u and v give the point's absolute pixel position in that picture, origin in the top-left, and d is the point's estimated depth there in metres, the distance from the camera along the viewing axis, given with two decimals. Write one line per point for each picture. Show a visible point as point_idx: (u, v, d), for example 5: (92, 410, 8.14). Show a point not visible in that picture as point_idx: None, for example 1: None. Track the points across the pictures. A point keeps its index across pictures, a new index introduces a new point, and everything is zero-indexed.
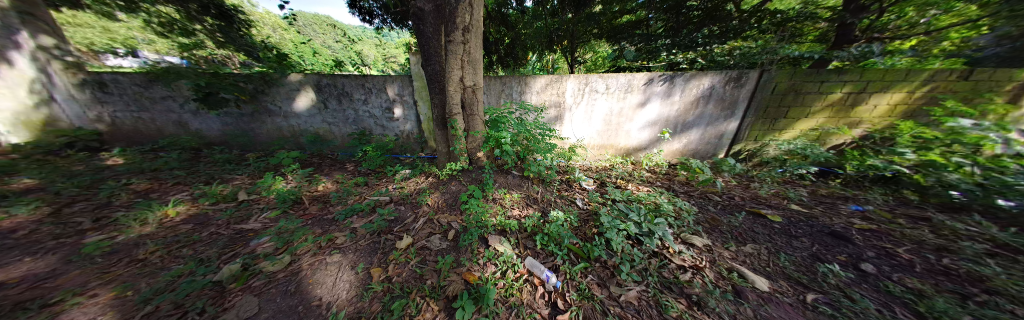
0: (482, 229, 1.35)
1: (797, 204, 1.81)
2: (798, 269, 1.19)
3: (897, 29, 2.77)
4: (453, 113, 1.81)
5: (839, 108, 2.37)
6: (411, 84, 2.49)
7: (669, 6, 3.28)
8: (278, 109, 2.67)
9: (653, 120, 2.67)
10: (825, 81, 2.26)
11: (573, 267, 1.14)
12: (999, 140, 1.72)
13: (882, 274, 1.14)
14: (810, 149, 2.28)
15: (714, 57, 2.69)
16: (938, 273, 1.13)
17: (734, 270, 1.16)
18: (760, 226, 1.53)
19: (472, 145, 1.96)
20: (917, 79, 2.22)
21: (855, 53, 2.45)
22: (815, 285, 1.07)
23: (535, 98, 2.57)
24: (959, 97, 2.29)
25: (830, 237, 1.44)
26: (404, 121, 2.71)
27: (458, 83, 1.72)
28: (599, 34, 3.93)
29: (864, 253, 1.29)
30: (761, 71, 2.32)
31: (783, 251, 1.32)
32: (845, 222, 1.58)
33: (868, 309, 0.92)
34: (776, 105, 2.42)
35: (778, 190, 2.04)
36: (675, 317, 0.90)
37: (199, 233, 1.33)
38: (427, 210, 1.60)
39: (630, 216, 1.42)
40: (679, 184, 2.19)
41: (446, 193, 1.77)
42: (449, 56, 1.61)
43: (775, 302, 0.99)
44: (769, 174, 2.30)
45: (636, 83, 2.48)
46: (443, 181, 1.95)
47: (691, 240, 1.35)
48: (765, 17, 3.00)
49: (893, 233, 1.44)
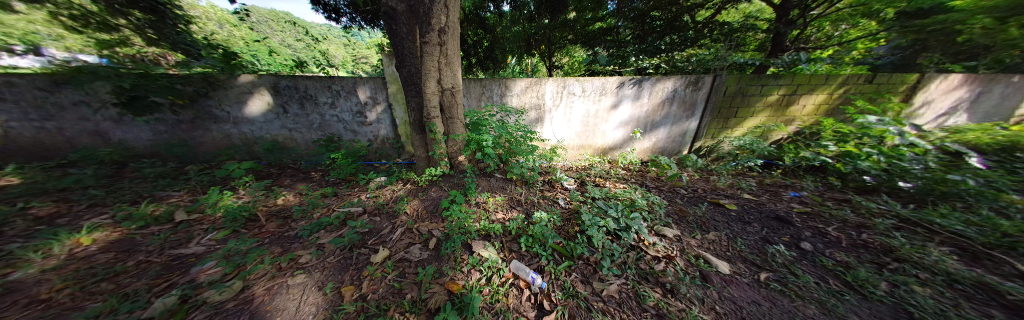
0: (464, 235, 1.32)
1: (748, 193, 2.02)
2: (752, 251, 1.32)
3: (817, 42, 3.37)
4: (431, 116, 1.76)
5: (777, 108, 2.72)
6: (385, 89, 2.39)
7: (635, 15, 3.58)
8: (227, 115, 2.38)
9: (625, 120, 2.84)
10: (766, 84, 2.58)
11: (557, 266, 1.15)
12: (896, 132, 2.08)
13: (817, 250, 1.31)
14: (755, 144, 2.57)
15: (676, 63, 2.95)
16: (859, 247, 1.33)
17: (700, 256, 1.26)
18: (719, 214, 1.69)
19: (453, 148, 1.93)
20: (835, 82, 2.62)
21: (787, 61, 2.84)
22: (766, 264, 1.21)
23: (516, 101, 2.60)
24: (867, 97, 2.75)
25: (776, 221, 1.62)
26: (377, 126, 2.58)
27: (436, 85, 1.68)
28: (574, 39, 4.11)
29: (803, 233, 1.48)
30: (715, 75, 2.59)
31: (740, 236, 1.46)
32: (787, 207, 1.80)
33: (808, 283, 1.07)
34: (728, 106, 2.71)
35: (733, 181, 2.27)
36: (652, 306, 0.95)
37: (124, 263, 1.12)
38: (404, 220, 1.52)
39: (609, 213, 1.48)
40: (651, 180, 2.33)
41: (424, 200, 1.71)
42: (425, 58, 1.57)
43: (735, 283, 1.09)
44: (725, 168, 2.55)
45: (609, 86, 2.62)
46: (422, 188, 1.88)
47: (663, 232, 1.44)
48: (715, 28, 3.44)
49: (824, 214, 1.67)
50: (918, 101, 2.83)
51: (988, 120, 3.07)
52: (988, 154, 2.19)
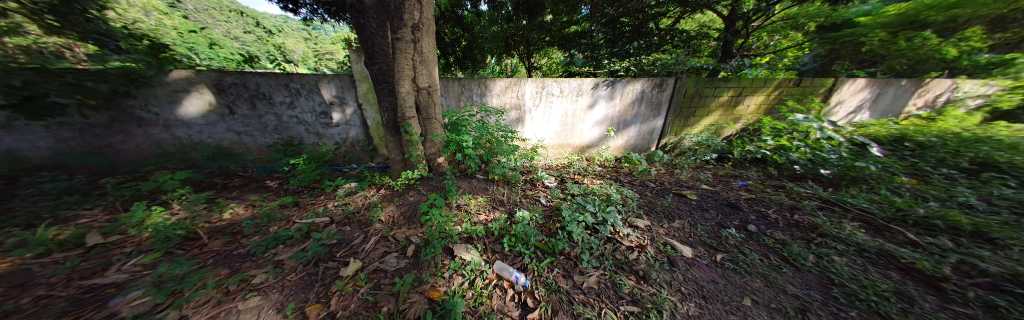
0: (445, 239, 1.28)
1: (705, 184, 2.26)
2: (710, 235, 1.47)
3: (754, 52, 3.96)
4: (406, 117, 1.68)
5: (727, 108, 3.07)
6: (354, 88, 2.24)
7: (606, 21, 3.81)
8: (157, 118, 2.03)
9: (600, 120, 2.99)
10: (717, 87, 2.89)
11: (540, 263, 1.18)
12: (817, 128, 2.48)
13: (761, 231, 1.51)
14: (710, 140, 2.88)
15: (643, 66, 3.16)
16: (793, 226, 1.56)
17: (667, 243, 1.37)
18: (683, 204, 1.86)
19: (431, 150, 1.88)
20: (772, 85, 3.04)
21: (734, 66, 3.27)
22: (720, 247, 1.36)
23: (495, 101, 2.60)
24: (797, 98, 3.21)
25: (728, 207, 1.82)
26: (346, 128, 2.41)
27: (411, 84, 1.61)
28: (551, 42, 4.24)
29: (750, 217, 1.69)
30: (677, 78, 2.85)
31: (700, 223, 1.62)
32: (736, 194, 2.04)
33: (754, 260, 1.23)
34: (687, 106, 3.00)
35: (693, 174, 2.51)
36: (627, 294, 1.02)
37: (14, 302, 0.87)
38: (378, 228, 1.44)
39: (587, 208, 1.56)
40: (624, 175, 2.48)
41: (400, 205, 1.64)
42: (398, 55, 1.49)
43: (697, 265, 1.21)
44: (687, 162, 2.81)
45: (585, 87, 2.74)
46: (399, 193, 1.80)
47: (635, 223, 1.54)
48: (676, 36, 3.80)
49: (765, 199, 1.92)
50: (835, 100, 3.38)
51: (887, 116, 3.70)
52: (884, 144, 2.72)
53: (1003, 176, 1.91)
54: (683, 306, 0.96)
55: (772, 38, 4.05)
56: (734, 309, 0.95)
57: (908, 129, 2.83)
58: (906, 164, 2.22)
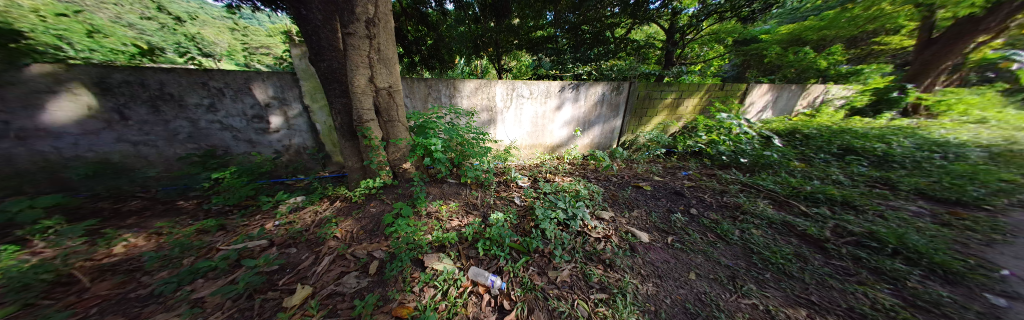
0: (414, 250, 1.19)
1: (657, 175, 2.56)
2: (662, 221, 1.67)
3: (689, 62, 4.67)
4: (364, 120, 1.55)
5: (672, 108, 3.54)
6: (299, 87, 1.98)
7: (569, 27, 4.06)
8: (3, 128, 1.41)
9: (568, 120, 3.15)
10: (663, 90, 3.32)
11: (515, 264, 1.19)
12: (737, 124, 3.02)
13: (700, 214, 1.76)
14: (659, 137, 3.28)
15: (603, 71, 3.50)
16: (723, 206, 1.86)
17: (628, 231, 1.51)
18: (640, 195, 2.07)
19: (395, 155, 1.74)
20: (704, 89, 3.60)
21: (675, 72, 3.81)
22: (670, 230, 1.55)
23: (465, 102, 2.54)
24: (722, 99, 3.85)
25: (675, 194, 2.09)
26: (289, 133, 2.10)
27: (368, 84, 1.48)
28: (519, 45, 4.33)
29: (692, 201, 1.96)
30: (630, 82, 3.18)
31: (654, 210, 1.82)
32: (682, 183, 2.35)
33: (696, 239, 1.44)
34: (640, 107, 3.37)
35: (648, 167, 2.82)
36: (597, 282, 1.09)
37: None
38: (334, 246, 1.27)
39: (558, 205, 1.64)
40: (591, 171, 2.66)
41: (361, 218, 1.49)
42: (351, 52, 1.35)
43: (652, 249, 1.36)
44: (642, 156, 3.14)
45: (553, 89, 2.87)
46: (357, 204, 1.65)
47: (601, 215, 1.66)
48: (628, 44, 4.25)
49: (703, 186, 2.25)
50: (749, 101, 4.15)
51: (783, 114, 4.67)
52: (783, 135, 3.44)
53: (851, 158, 2.59)
54: (644, 287, 1.06)
55: (701, 50, 4.84)
56: (682, 283, 1.09)
57: (795, 124, 3.63)
58: (795, 151, 2.86)
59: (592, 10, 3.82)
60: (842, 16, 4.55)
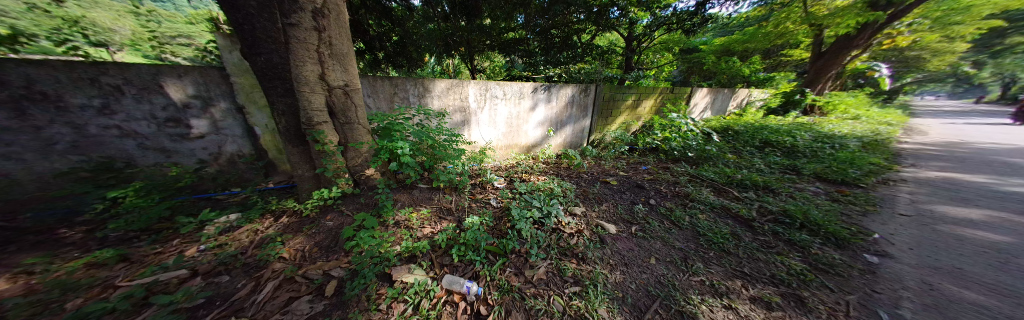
0: (381, 264, 1.09)
1: (623, 171, 2.77)
2: (627, 212, 1.80)
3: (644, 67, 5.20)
4: (316, 122, 1.41)
5: (632, 109, 3.89)
6: (231, 85, 1.69)
7: (540, 30, 4.17)
8: None
9: (541, 121, 3.24)
10: (624, 93, 3.64)
11: (492, 267, 1.17)
12: (684, 123, 3.44)
13: (657, 203, 1.96)
14: (622, 135, 3.56)
15: (572, 74, 3.68)
16: (676, 196, 2.09)
17: (598, 225, 1.60)
18: (609, 190, 2.22)
19: (355, 160, 1.62)
20: (658, 92, 4.03)
21: (634, 76, 4.20)
22: (634, 220, 1.69)
23: (437, 103, 2.43)
24: (673, 101, 4.35)
25: (637, 187, 2.29)
26: (218, 139, 1.76)
27: (318, 82, 1.36)
28: (491, 45, 4.30)
29: (651, 193, 2.16)
30: (596, 85, 3.41)
31: (620, 203, 1.96)
32: (643, 177, 2.58)
33: (656, 227, 1.58)
34: (605, 108, 3.63)
35: (615, 163, 3.03)
36: (571, 276, 1.14)
37: None
38: (280, 268, 1.09)
39: (534, 204, 1.67)
40: (564, 170, 2.77)
41: (315, 234, 1.33)
42: (294, 45, 1.22)
43: (620, 239, 1.46)
44: (609, 153, 3.37)
45: (525, 90, 2.93)
46: (310, 219, 1.47)
47: (573, 211, 1.74)
48: (593, 50, 4.57)
49: (662, 178, 2.49)
50: (694, 103, 4.75)
51: (720, 114, 5.45)
52: (720, 132, 4.01)
53: (769, 150, 3.14)
54: (612, 276, 1.14)
55: (654, 57, 5.43)
56: (645, 269, 1.20)
57: (729, 122, 4.28)
58: (729, 145, 3.36)
59: (560, 15, 3.98)
60: (759, 32, 5.50)
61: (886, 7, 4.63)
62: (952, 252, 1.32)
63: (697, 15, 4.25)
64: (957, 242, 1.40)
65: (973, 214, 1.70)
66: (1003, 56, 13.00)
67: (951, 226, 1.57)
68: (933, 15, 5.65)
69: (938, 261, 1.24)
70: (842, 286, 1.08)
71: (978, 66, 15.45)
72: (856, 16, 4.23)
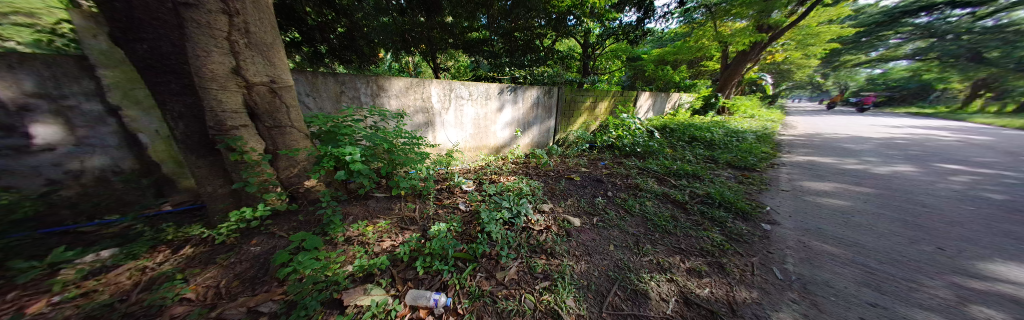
0: (328, 289, 0.94)
1: (585, 167, 2.98)
2: (590, 205, 1.94)
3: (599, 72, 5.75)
4: (229, 127, 1.15)
5: (590, 110, 4.23)
6: (98, 80, 1.23)
7: (504, 32, 4.13)
8: None
9: (508, 121, 3.26)
10: (582, 95, 3.95)
11: (462, 274, 1.12)
12: (631, 122, 3.91)
13: (614, 195, 2.16)
14: (582, 134, 3.84)
15: (536, 76, 3.83)
16: (628, 186, 2.34)
17: (564, 219, 1.69)
18: (573, 186, 2.35)
19: (288, 170, 1.40)
20: (611, 95, 4.48)
21: (591, 80, 4.58)
22: (595, 212, 1.84)
23: (394, 103, 2.23)
24: (623, 102, 4.88)
25: (596, 181, 2.49)
26: (78, 152, 1.26)
27: (232, 77, 1.11)
28: (454, 44, 4.26)
29: (609, 185, 2.38)
30: (558, 88, 3.62)
31: (583, 197, 2.10)
32: (602, 171, 2.81)
33: (615, 217, 1.75)
34: (567, 109, 3.88)
35: (578, 160, 3.24)
36: (541, 271, 1.17)
37: None
38: (182, 314, 0.83)
39: (503, 205, 1.67)
40: (532, 169, 2.85)
41: (235, 264, 1.08)
42: (192, 30, 0.97)
43: (584, 231, 1.56)
44: (572, 151, 3.58)
45: (492, 91, 2.92)
46: (228, 246, 1.19)
47: (541, 208, 1.79)
48: (555, 54, 4.79)
49: (618, 172, 2.75)
50: (640, 104, 5.41)
51: (660, 113, 6.33)
52: (661, 129, 4.65)
53: (696, 144, 3.78)
54: (578, 266, 1.21)
55: (607, 63, 6.01)
56: (605, 255, 1.30)
57: (667, 121, 5.00)
58: (667, 141, 3.93)
59: (522, 18, 4.05)
60: (685, 45, 6.61)
61: (766, 31, 6.03)
62: (813, 215, 1.79)
63: (639, 28, 4.88)
64: (816, 209, 1.90)
65: (824, 187, 2.34)
66: (833, 72, 18.23)
67: (811, 196, 2.13)
68: (794, 39, 7.58)
69: (807, 224, 1.66)
70: (749, 250, 1.37)
71: (819, 78, 21.34)
72: (749, 37, 5.41)
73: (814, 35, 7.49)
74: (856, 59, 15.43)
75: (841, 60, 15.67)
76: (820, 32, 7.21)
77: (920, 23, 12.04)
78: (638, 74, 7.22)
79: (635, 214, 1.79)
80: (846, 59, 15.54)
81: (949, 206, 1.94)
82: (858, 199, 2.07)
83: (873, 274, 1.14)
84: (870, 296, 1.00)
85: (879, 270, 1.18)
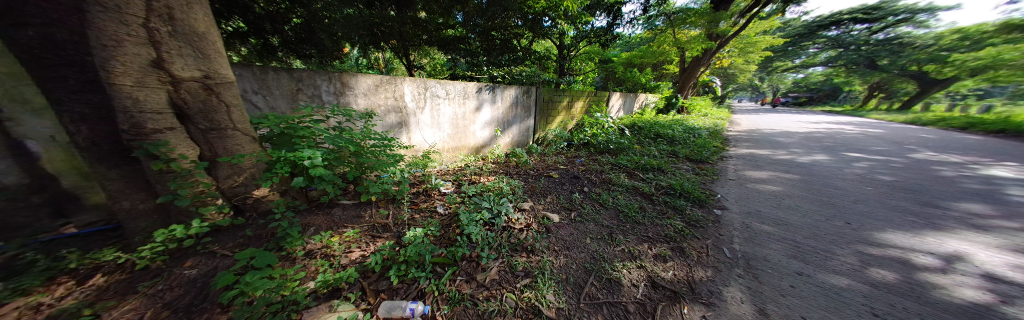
0: (285, 310, 0.84)
1: (563, 165, 3.08)
2: (568, 201, 2.00)
3: (574, 73, 5.98)
4: (150, 131, 0.97)
5: (567, 110, 4.37)
6: None
7: (480, 31, 4.14)
8: None
9: (487, 121, 3.23)
10: (558, 95, 4.08)
11: (441, 279, 1.09)
12: (604, 121, 4.12)
13: (590, 190, 2.26)
14: (560, 133, 3.96)
15: (514, 76, 3.85)
16: (603, 182, 2.47)
17: (544, 216, 1.72)
18: (553, 183, 2.41)
19: (233, 179, 1.23)
20: (586, 95, 4.68)
21: (566, 80, 4.75)
22: (572, 207, 1.91)
23: (362, 102, 2.08)
24: (597, 102, 5.14)
25: (573, 178, 2.58)
26: None
27: (152, 72, 0.94)
28: (428, 40, 4.22)
29: (586, 181, 2.48)
30: (536, 88, 3.69)
31: (562, 194, 2.16)
32: (579, 168, 2.93)
33: (591, 211, 1.83)
34: (545, 109, 3.97)
35: (556, 158, 3.34)
36: (522, 269, 1.18)
37: None
38: None
39: (483, 205, 1.65)
40: (513, 168, 2.86)
41: (164, 292, 0.91)
42: (93, 13, 0.79)
43: (564, 226, 1.61)
44: (551, 150, 3.67)
45: (469, 90, 2.87)
46: (155, 271, 1.00)
47: (522, 207, 1.81)
48: (532, 54, 4.88)
49: (594, 168, 2.89)
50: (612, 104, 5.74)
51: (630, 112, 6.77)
52: (631, 127, 4.99)
53: (660, 140, 4.13)
54: (557, 261, 1.25)
55: (581, 64, 6.29)
56: (583, 249, 1.36)
57: (636, 120, 5.38)
58: (637, 138, 4.23)
59: (499, 18, 4.02)
60: (650, 49, 7.19)
61: (715, 39, 6.82)
62: (754, 200, 2.07)
63: (609, 32, 5.19)
64: (756, 194, 2.20)
65: (762, 175, 2.71)
66: (769, 76, 21.22)
67: (753, 184, 2.46)
68: (738, 46, 8.68)
69: (749, 208, 1.92)
70: (704, 234, 1.53)
71: (758, 81, 24.66)
72: (701, 43, 6.07)
73: (752, 44, 8.66)
74: (785, 65, 18.17)
75: (774, 66, 18.32)
76: (757, 41, 8.33)
77: (831, 36, 14.83)
78: (609, 75, 7.66)
79: (610, 208, 1.89)
80: (777, 65, 18.23)
81: (851, 187, 2.39)
82: (788, 185, 2.43)
83: (799, 247, 1.36)
84: (798, 266, 1.19)
85: (804, 243, 1.40)
